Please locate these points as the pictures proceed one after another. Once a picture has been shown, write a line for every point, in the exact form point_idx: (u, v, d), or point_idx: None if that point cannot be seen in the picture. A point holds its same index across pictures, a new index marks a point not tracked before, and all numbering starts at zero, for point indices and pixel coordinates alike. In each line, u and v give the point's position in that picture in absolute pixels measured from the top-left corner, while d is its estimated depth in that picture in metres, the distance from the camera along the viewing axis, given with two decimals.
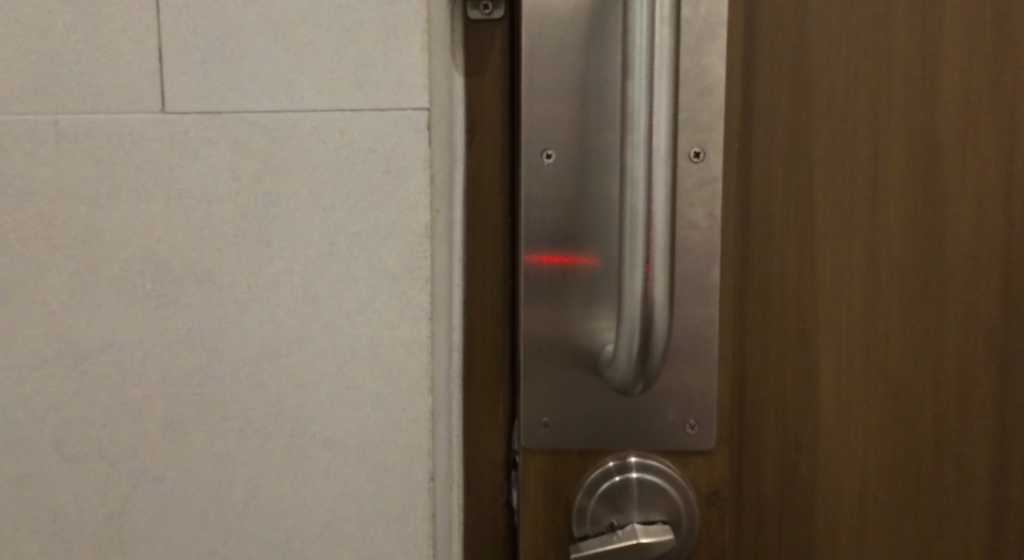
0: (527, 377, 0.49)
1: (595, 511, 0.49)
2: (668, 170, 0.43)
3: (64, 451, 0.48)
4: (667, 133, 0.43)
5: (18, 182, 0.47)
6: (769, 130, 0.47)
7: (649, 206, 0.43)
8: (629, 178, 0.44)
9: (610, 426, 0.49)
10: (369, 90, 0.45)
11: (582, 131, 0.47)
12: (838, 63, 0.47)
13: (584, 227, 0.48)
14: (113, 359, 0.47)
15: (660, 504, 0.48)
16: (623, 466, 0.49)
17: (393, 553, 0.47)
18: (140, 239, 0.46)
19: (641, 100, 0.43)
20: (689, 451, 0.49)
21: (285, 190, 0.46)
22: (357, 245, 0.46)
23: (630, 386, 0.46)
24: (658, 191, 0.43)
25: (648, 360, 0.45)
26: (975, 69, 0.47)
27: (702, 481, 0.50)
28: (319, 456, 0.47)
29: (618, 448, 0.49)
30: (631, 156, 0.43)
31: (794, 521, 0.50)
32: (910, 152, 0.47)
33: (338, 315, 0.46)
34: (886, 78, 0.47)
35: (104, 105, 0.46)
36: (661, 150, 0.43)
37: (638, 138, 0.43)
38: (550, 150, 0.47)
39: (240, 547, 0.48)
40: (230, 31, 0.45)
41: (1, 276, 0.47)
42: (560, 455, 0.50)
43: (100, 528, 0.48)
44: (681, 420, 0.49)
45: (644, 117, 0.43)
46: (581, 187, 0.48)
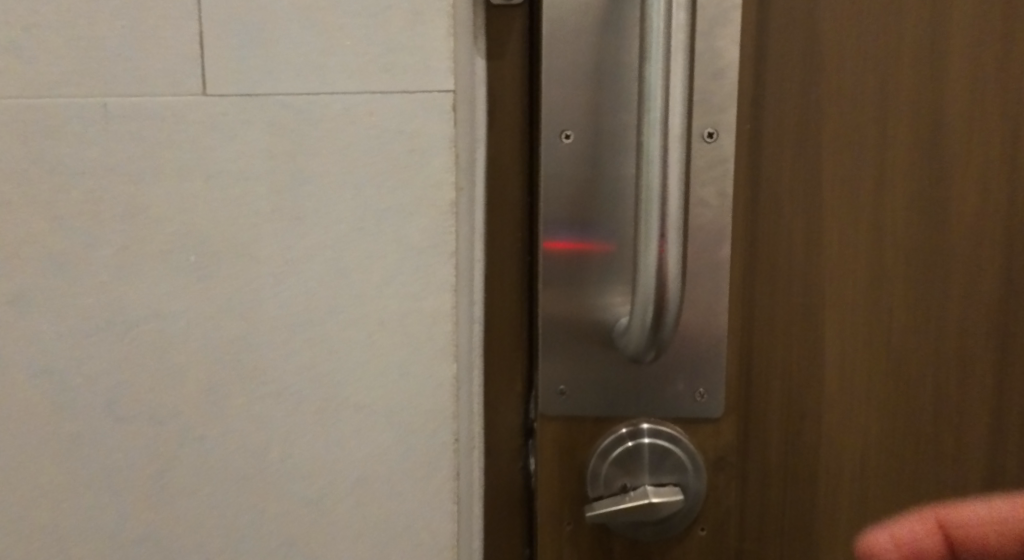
0: (545, 348, 0.52)
1: (608, 474, 0.51)
2: (683, 148, 0.45)
3: (114, 412, 0.51)
4: (682, 112, 0.45)
5: (70, 161, 0.49)
6: (779, 111, 0.49)
7: (665, 183, 0.45)
8: (644, 157, 0.46)
9: (624, 394, 0.52)
10: (396, 73, 0.48)
11: (599, 113, 0.49)
12: (846, 45, 0.49)
13: (600, 205, 0.50)
14: (159, 327, 0.50)
15: (669, 468, 0.51)
16: (635, 432, 0.52)
17: (418, 507, 0.51)
18: (183, 215, 0.49)
19: (658, 82, 0.45)
20: (698, 418, 0.52)
21: (318, 169, 0.49)
22: (385, 221, 0.49)
23: (643, 354, 0.49)
24: (673, 169, 0.45)
25: (661, 329, 0.47)
26: (978, 51, 0.49)
27: (710, 447, 0.52)
28: (350, 419, 0.50)
29: (630, 415, 0.52)
30: (647, 134, 0.45)
31: (796, 485, 0.52)
32: (915, 131, 0.49)
33: (368, 287, 0.49)
34: (892, 60, 0.49)
35: (147, 88, 0.49)
36: (676, 129, 0.45)
37: (654, 119, 0.45)
38: (568, 131, 0.50)
39: (278, 502, 0.51)
40: (265, 16, 0.48)
41: (54, 248, 0.50)
42: (575, 423, 0.52)
43: (148, 484, 0.51)
44: (691, 389, 0.51)
45: (660, 97, 0.45)
46: (598, 167, 0.50)
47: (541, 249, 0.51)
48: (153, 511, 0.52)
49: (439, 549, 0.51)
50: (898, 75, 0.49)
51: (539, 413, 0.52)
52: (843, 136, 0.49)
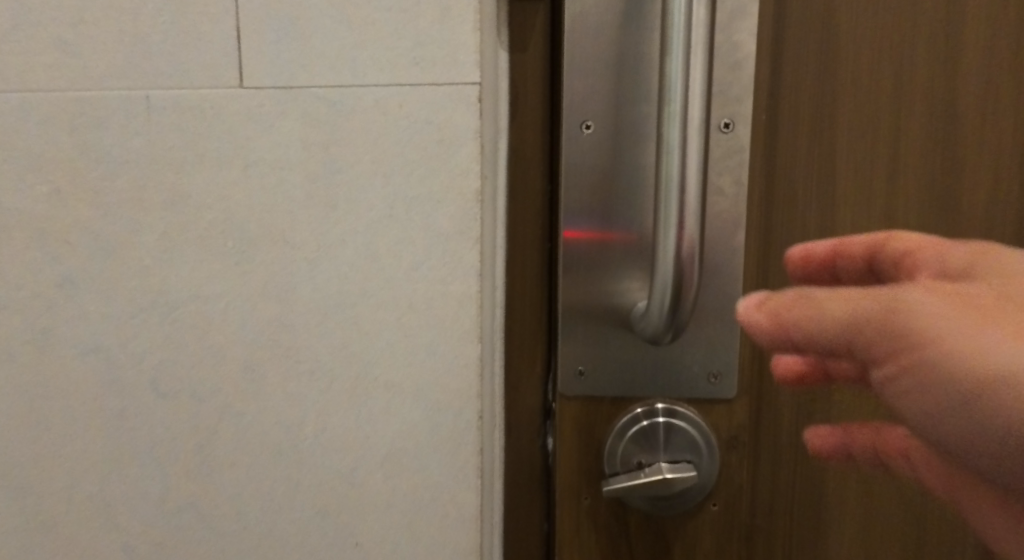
0: (566, 330, 0.54)
1: (625, 452, 0.53)
2: (701, 139, 0.47)
3: (158, 388, 0.54)
4: (702, 104, 0.47)
5: (115, 151, 0.52)
6: (795, 102, 0.51)
7: (684, 173, 0.47)
8: (664, 147, 0.47)
9: (641, 374, 0.54)
10: (425, 67, 0.50)
11: (620, 104, 0.51)
12: (862, 38, 0.50)
13: (620, 194, 0.52)
14: (199, 309, 0.53)
15: (684, 446, 0.53)
16: (651, 412, 0.54)
17: (445, 481, 0.53)
18: (222, 202, 0.52)
19: (678, 74, 0.46)
20: (713, 399, 0.54)
21: (350, 158, 0.51)
22: (414, 209, 0.51)
23: (661, 336, 0.50)
24: (692, 159, 0.47)
25: (678, 311, 0.49)
26: (989, 44, 0.50)
27: (723, 426, 0.54)
28: (380, 396, 0.53)
29: (647, 395, 0.54)
30: (667, 125, 0.47)
31: (806, 462, 0.54)
32: (927, 122, 0.51)
33: (397, 271, 0.52)
34: (905, 54, 0.50)
35: (188, 82, 0.51)
36: (696, 120, 0.47)
37: (674, 110, 0.47)
38: (589, 121, 0.51)
39: (312, 474, 0.54)
40: (300, 11, 0.50)
41: (101, 233, 0.53)
42: (593, 403, 0.54)
43: (190, 456, 0.54)
44: (706, 371, 0.53)
45: (680, 89, 0.46)
46: (618, 156, 0.52)
47: (563, 235, 0.53)
48: (194, 482, 0.55)
49: (464, 522, 0.54)
50: (911, 67, 0.51)
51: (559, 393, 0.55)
52: (856, 126, 0.51)
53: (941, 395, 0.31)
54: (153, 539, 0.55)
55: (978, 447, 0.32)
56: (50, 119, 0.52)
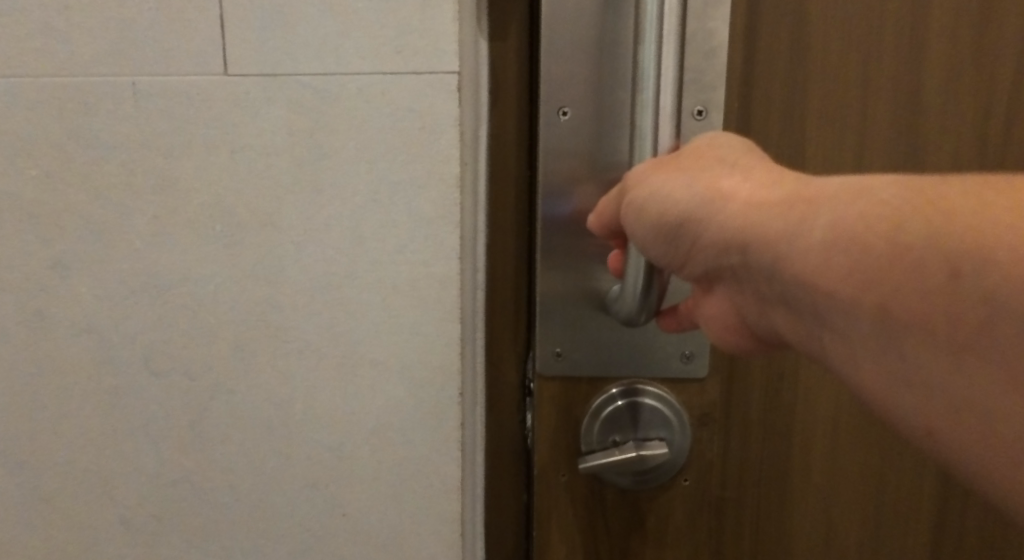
0: (543, 312, 0.56)
1: (601, 430, 0.56)
2: (674, 125, 0.48)
3: (152, 367, 0.56)
4: (674, 92, 0.47)
5: (104, 136, 0.53)
6: (766, 90, 0.53)
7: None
8: (637, 135, 0.48)
9: (616, 355, 0.56)
10: (408, 55, 0.51)
11: (596, 91, 0.53)
12: (830, 27, 0.52)
13: (597, 179, 0.54)
14: (190, 291, 0.55)
15: (657, 423, 0.56)
16: (625, 391, 0.56)
17: (428, 453, 0.56)
18: (209, 187, 0.53)
19: (651, 62, 0.47)
20: (685, 379, 0.57)
21: (334, 144, 0.52)
22: (397, 194, 0.53)
23: (635, 316, 0.50)
24: (663, 146, 0.48)
25: (649, 292, 0.48)
26: (952, 36, 0.53)
27: (696, 403, 0.57)
28: (367, 374, 0.55)
29: (622, 374, 0.57)
30: (640, 112, 0.48)
31: (773, 438, 0.58)
32: (893, 109, 0.54)
33: (382, 254, 0.54)
34: (871, 43, 0.53)
35: (175, 69, 0.52)
36: (668, 108, 0.48)
37: (646, 98, 0.48)
38: (566, 108, 0.53)
39: (301, 449, 0.56)
40: (285, 0, 0.51)
41: (92, 217, 0.54)
42: (570, 382, 0.57)
43: (183, 431, 0.56)
44: (679, 351, 0.56)
45: (653, 78, 0.47)
46: (594, 141, 0.53)
47: (540, 221, 0.55)
48: (187, 456, 0.57)
49: (448, 492, 0.56)
50: (875, 56, 0.53)
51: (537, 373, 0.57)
52: (823, 113, 0.54)
53: (637, 221, 0.44)
54: (149, 511, 0.58)
55: (655, 246, 0.44)
56: (38, 104, 0.53)
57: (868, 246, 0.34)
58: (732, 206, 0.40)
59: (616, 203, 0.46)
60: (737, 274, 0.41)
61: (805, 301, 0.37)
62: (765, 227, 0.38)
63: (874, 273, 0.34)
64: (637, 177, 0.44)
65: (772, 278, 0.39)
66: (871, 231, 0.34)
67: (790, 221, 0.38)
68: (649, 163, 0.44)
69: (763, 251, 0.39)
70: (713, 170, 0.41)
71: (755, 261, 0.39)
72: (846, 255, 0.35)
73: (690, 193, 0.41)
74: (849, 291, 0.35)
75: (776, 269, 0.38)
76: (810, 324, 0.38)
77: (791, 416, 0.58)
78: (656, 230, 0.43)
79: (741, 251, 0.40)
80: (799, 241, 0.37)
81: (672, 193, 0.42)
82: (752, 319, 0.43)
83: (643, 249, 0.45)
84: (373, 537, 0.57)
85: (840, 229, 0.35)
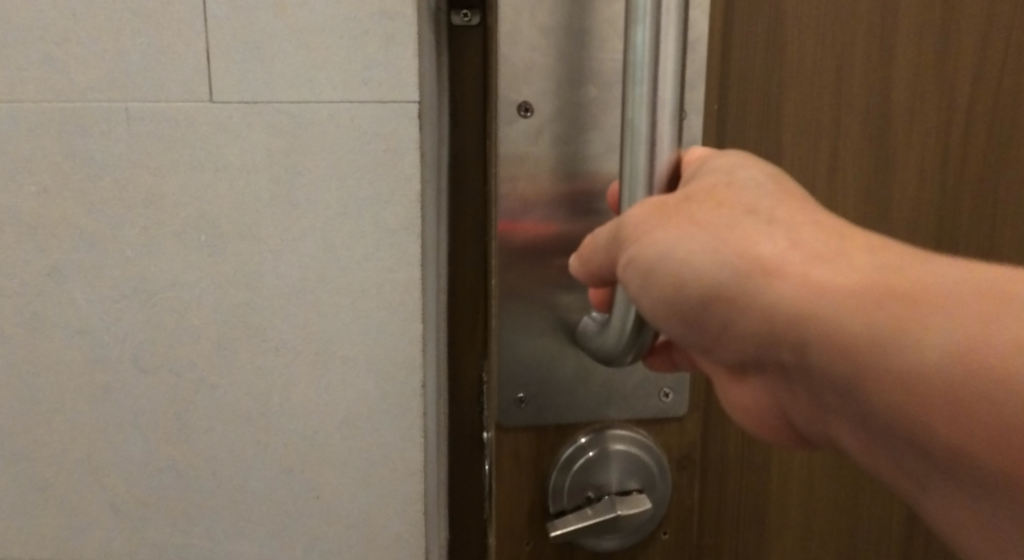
0: (506, 342, 0.54)
1: (572, 486, 0.54)
2: (674, 121, 0.42)
3: (140, 365, 0.61)
4: (674, 85, 0.41)
5: (98, 155, 0.59)
6: (744, 86, 0.53)
7: (652, 168, 0.42)
8: (629, 131, 0.42)
9: (585, 395, 0.54)
10: (373, 86, 0.58)
11: (560, 85, 0.51)
12: (781, 52, 0.53)
13: (560, 190, 0.52)
14: (176, 295, 0.60)
15: (634, 471, 0.54)
16: (594, 440, 0.54)
17: (393, 440, 0.63)
18: (195, 201, 0.59)
19: (646, 45, 0.41)
20: (664, 417, 0.55)
21: (307, 163, 0.59)
22: (365, 208, 0.60)
23: (622, 353, 0.46)
24: (661, 158, 0.42)
25: (643, 331, 0.44)
26: (908, 51, 0.54)
27: (675, 445, 0.56)
28: (337, 369, 0.62)
29: (592, 419, 0.55)
30: (631, 110, 0.41)
31: (747, 471, 0.59)
32: (863, 125, 0.55)
33: (351, 262, 0.60)
34: (828, 68, 0.54)
35: (164, 96, 0.58)
36: (667, 102, 0.41)
37: (641, 90, 0.41)
38: (529, 108, 0.51)
39: (278, 438, 0.62)
40: (264, 37, 0.57)
41: (86, 228, 0.59)
42: (536, 431, 0.54)
43: (169, 423, 0.62)
44: (657, 389, 0.55)
45: (648, 67, 0.41)
46: (560, 143, 0.51)
47: (498, 231, 0.53)
48: (173, 446, 0.62)
49: (412, 475, 0.63)
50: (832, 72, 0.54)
51: (502, 425, 0.54)
52: (775, 134, 0.54)
53: (637, 278, 0.40)
54: (137, 497, 0.63)
55: (672, 320, 0.40)
56: (35, 126, 0.58)
57: (965, 379, 0.31)
58: (775, 283, 0.36)
59: (608, 251, 0.42)
60: (785, 372, 0.38)
61: (865, 409, 0.34)
62: (824, 316, 0.34)
63: (954, 398, 0.31)
64: (643, 226, 0.39)
65: (833, 381, 0.35)
66: (971, 360, 0.30)
67: (862, 318, 0.33)
68: (655, 205, 0.40)
69: (820, 352, 0.35)
70: (747, 228, 0.37)
71: (806, 360, 0.36)
72: (927, 372, 0.32)
73: (721, 265, 0.37)
74: (926, 416, 0.32)
75: (840, 372, 0.34)
76: (871, 435, 0.35)
77: (768, 451, 0.59)
78: (681, 304, 0.39)
79: (788, 347, 0.36)
80: (872, 344, 0.33)
81: (695, 257, 0.38)
82: (799, 419, 0.40)
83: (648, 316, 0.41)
84: (344, 518, 0.64)
85: (946, 342, 0.31)
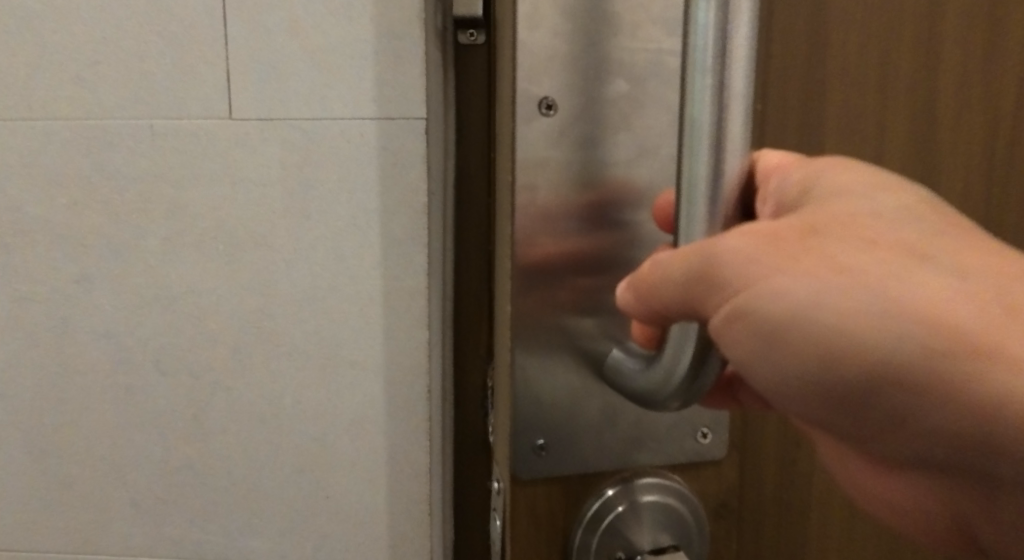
0: (522, 380, 0.49)
1: (600, 544, 0.49)
2: (744, 116, 0.36)
3: (161, 368, 0.64)
4: (746, 72, 0.36)
5: (126, 169, 0.62)
6: (782, 88, 0.51)
7: (715, 168, 0.36)
8: (687, 127, 0.36)
9: (613, 438, 0.50)
10: (382, 103, 0.61)
11: (581, 83, 0.47)
12: (822, 53, 0.51)
13: (583, 203, 0.48)
14: (195, 301, 0.64)
15: (668, 525, 0.50)
16: (623, 493, 0.50)
17: (399, 442, 0.65)
18: (215, 212, 0.63)
19: (711, 30, 0.35)
20: (700, 461, 0.52)
21: (320, 177, 0.62)
22: (374, 219, 0.62)
23: (667, 399, 0.40)
24: (727, 156, 0.36)
25: (700, 375, 0.39)
26: (941, 52, 0.53)
27: (711, 492, 0.53)
28: (346, 373, 0.64)
29: (620, 467, 0.50)
30: (690, 106, 0.36)
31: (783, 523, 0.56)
32: (910, 128, 0.53)
33: (360, 270, 0.63)
34: (870, 71, 0.52)
35: (186, 113, 0.62)
36: (740, 93, 0.36)
37: (705, 80, 0.35)
38: (551, 102, 0.47)
39: (291, 438, 0.65)
40: (280, 59, 0.61)
41: (111, 238, 0.63)
42: (556, 483, 0.49)
43: (188, 424, 0.65)
44: (693, 429, 0.51)
45: (713, 54, 0.35)
46: (582, 146, 0.48)
47: (514, 248, 0.48)
48: (191, 446, 0.65)
49: (417, 476, 0.65)
50: (878, 68, 0.52)
51: (519, 477, 0.49)
52: (817, 137, 0.52)
53: (746, 332, 0.35)
54: (157, 494, 0.66)
55: (814, 403, 0.36)
56: (68, 142, 0.62)
57: None
58: (965, 356, 0.33)
59: (680, 287, 0.36)
60: (963, 457, 0.35)
61: None
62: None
63: None
64: (755, 267, 0.34)
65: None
66: None
67: None
68: (761, 234, 0.35)
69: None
70: (893, 275, 0.33)
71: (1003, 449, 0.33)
72: None
73: (890, 338, 0.33)
74: None
75: None
76: None
77: (805, 489, 0.56)
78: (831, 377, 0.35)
79: (972, 432, 0.34)
80: None
81: (845, 317, 0.34)
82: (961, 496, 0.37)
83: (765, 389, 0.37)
84: (351, 517, 0.66)
85: None
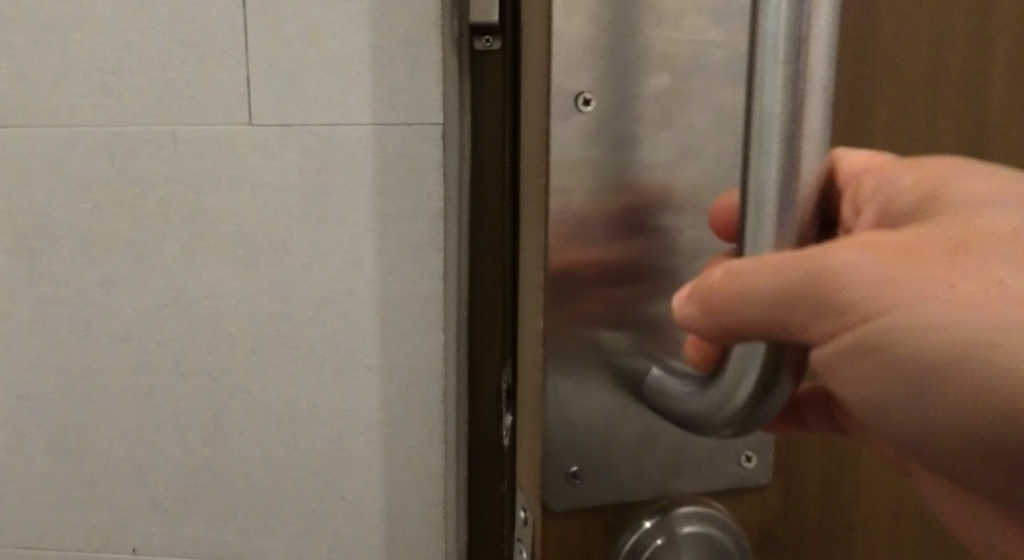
0: (555, 403, 0.45)
1: None
2: (821, 113, 0.32)
3: (181, 370, 0.65)
4: (826, 61, 0.32)
5: (148, 175, 0.63)
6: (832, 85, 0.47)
7: (788, 168, 0.32)
8: (755, 123, 0.33)
9: (652, 463, 0.47)
10: (399, 110, 0.62)
11: (615, 80, 0.44)
12: (874, 49, 0.47)
13: (617, 208, 0.45)
14: (213, 304, 0.65)
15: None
16: (661, 524, 0.46)
17: (415, 445, 0.66)
18: (234, 216, 0.64)
19: (786, 14, 0.31)
20: (743, 487, 0.48)
21: (337, 181, 0.63)
22: (390, 224, 0.63)
23: (723, 425, 0.36)
24: (801, 154, 0.32)
25: (765, 401, 0.34)
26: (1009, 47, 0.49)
27: (755, 521, 0.48)
28: (362, 375, 0.65)
29: (658, 496, 0.47)
30: (758, 102, 0.32)
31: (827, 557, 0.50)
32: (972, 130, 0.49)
33: (376, 274, 0.64)
34: (929, 69, 0.48)
35: (206, 119, 0.63)
36: (820, 83, 0.32)
37: (778, 69, 0.32)
38: (588, 95, 0.44)
39: (308, 439, 0.66)
40: (299, 65, 0.62)
41: (132, 242, 0.64)
42: (588, 515, 0.46)
43: (206, 424, 0.66)
44: (737, 453, 0.48)
45: (787, 42, 0.31)
46: (619, 146, 0.45)
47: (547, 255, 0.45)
48: (209, 447, 0.66)
49: (433, 478, 0.66)
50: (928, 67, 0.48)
51: (549, 509, 0.45)
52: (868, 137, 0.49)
53: (857, 353, 0.33)
54: (176, 494, 0.67)
55: (929, 429, 0.33)
56: (92, 148, 0.63)
57: None
58: None
59: (759, 298, 0.33)
60: None
61: None
62: None
63: None
64: (870, 281, 0.32)
65: None
66: None
67: None
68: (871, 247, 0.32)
69: None
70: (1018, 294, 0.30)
71: None
72: None
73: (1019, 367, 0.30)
74: None
75: None
76: None
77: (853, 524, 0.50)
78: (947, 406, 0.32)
79: None
80: None
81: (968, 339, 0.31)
82: None
83: (893, 428, 0.34)
84: (366, 518, 0.67)
85: None
